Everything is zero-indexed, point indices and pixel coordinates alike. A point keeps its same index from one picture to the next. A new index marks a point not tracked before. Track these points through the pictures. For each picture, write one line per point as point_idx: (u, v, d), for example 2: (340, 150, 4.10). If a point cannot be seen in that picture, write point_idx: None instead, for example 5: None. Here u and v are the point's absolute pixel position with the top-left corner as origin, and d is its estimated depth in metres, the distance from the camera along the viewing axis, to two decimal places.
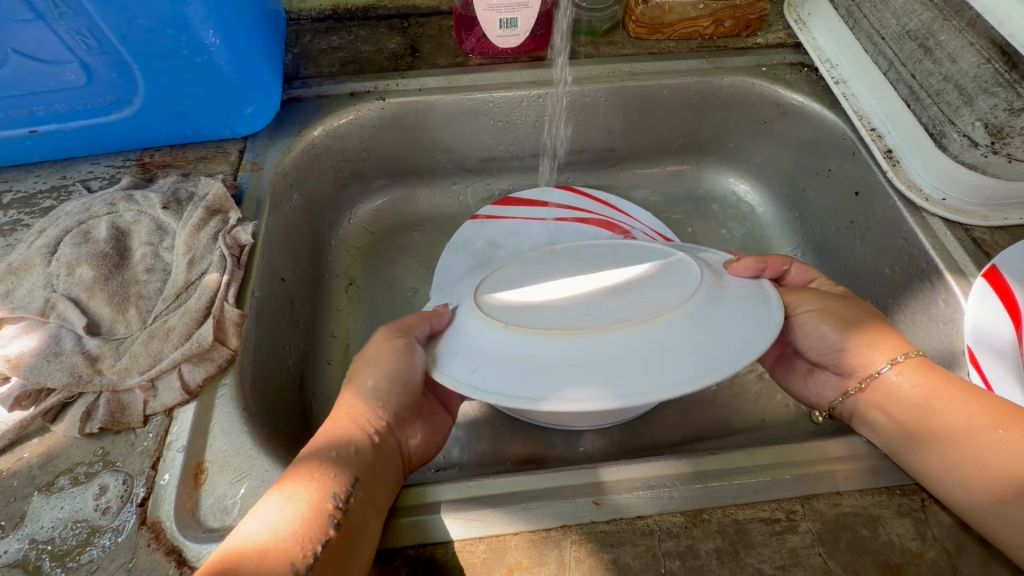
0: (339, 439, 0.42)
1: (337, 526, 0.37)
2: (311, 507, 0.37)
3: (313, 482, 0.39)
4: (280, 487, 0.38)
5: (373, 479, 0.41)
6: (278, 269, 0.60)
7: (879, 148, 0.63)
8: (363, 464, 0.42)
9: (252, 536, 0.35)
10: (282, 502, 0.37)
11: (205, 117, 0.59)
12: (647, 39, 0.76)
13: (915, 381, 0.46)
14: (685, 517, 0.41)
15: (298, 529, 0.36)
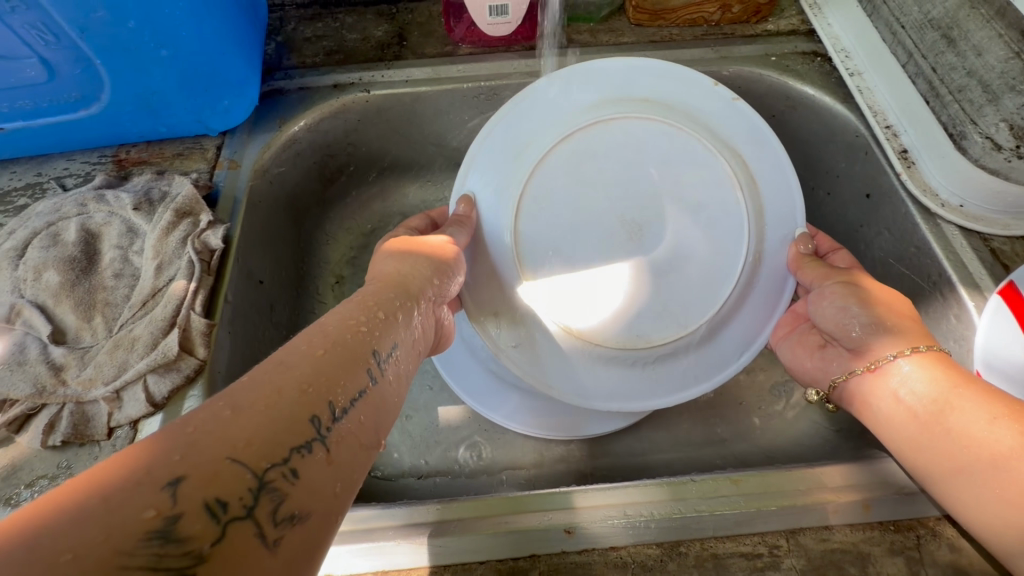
0: (369, 303, 0.40)
1: (373, 380, 0.34)
2: (353, 358, 0.33)
3: (348, 334, 0.35)
4: (315, 332, 0.34)
5: (406, 348, 0.40)
6: (255, 272, 0.59)
7: (893, 147, 0.59)
8: (397, 330, 0.39)
9: (289, 362, 0.30)
10: (320, 344, 0.33)
11: (177, 113, 0.57)
12: (649, 26, 0.71)
13: (931, 373, 0.39)
14: (661, 549, 0.39)
15: (336, 368, 0.32)
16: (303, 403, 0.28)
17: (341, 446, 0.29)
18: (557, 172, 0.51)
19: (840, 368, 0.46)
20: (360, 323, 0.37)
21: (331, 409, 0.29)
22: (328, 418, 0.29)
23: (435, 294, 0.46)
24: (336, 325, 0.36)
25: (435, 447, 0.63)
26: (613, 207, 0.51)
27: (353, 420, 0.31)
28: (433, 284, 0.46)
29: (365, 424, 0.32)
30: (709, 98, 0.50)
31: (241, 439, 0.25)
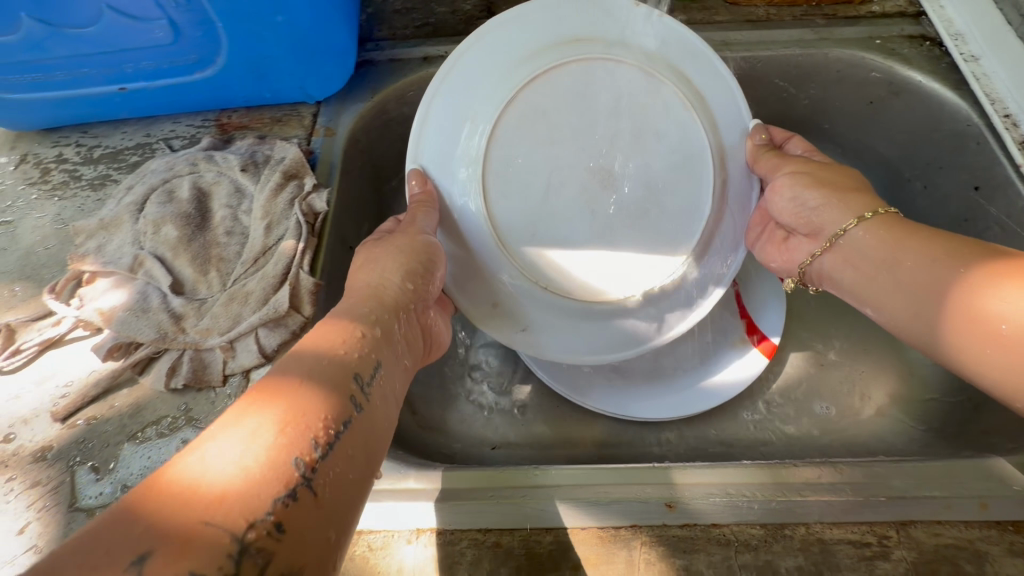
0: (346, 323, 0.38)
1: (358, 410, 0.33)
2: (335, 388, 0.32)
3: (326, 361, 0.34)
4: (292, 360, 0.33)
5: (391, 363, 0.39)
6: (346, 237, 0.60)
7: (1013, 138, 0.56)
8: (381, 349, 0.38)
9: (264, 401, 0.29)
10: (298, 376, 0.32)
11: (282, 78, 0.59)
12: (745, 5, 0.69)
13: (880, 237, 0.40)
14: (765, 530, 0.39)
15: (320, 399, 0.31)
16: (281, 443, 0.27)
17: (331, 489, 0.28)
18: (510, 138, 0.46)
19: (805, 253, 0.46)
20: (339, 345, 0.36)
21: (314, 451, 0.28)
22: (311, 457, 0.28)
23: (416, 297, 0.44)
24: (309, 353, 0.34)
25: (508, 419, 0.64)
26: (580, 161, 0.47)
27: (338, 457, 0.30)
28: (407, 290, 0.43)
29: (353, 460, 0.31)
30: (636, 23, 0.46)
31: (213, 497, 0.24)
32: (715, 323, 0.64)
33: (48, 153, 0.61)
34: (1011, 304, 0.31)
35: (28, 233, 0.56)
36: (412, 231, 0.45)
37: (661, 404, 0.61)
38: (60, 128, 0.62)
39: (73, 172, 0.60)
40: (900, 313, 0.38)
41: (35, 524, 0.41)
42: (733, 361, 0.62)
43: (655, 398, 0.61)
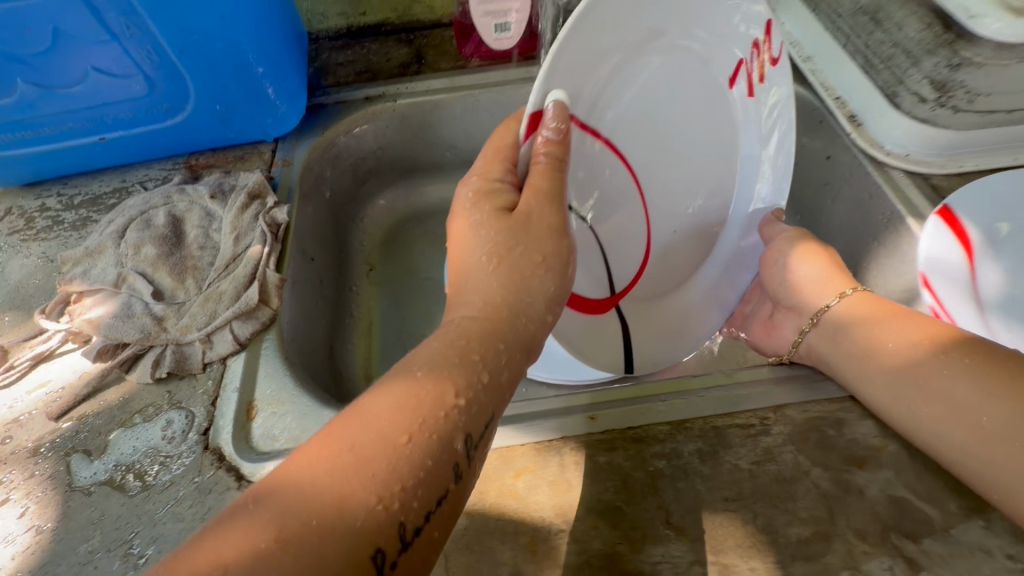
0: (472, 356, 0.37)
1: (456, 480, 0.33)
2: (438, 458, 0.33)
3: (439, 414, 0.34)
4: (406, 407, 0.33)
5: (499, 410, 0.37)
6: (307, 250, 0.69)
7: (843, 114, 0.69)
8: (492, 399, 0.37)
9: (364, 465, 0.30)
10: (402, 433, 0.32)
11: (244, 120, 0.69)
12: None
13: (858, 309, 0.52)
14: (671, 426, 0.47)
15: (418, 475, 0.32)
16: (356, 543, 0.29)
17: (403, 573, 0.30)
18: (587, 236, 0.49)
19: (792, 329, 0.58)
20: (424, 377, 0.35)
21: (400, 539, 0.30)
22: (404, 542, 0.30)
23: (535, 317, 0.41)
24: (422, 400, 0.34)
25: None
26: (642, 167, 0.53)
27: (420, 543, 0.31)
28: (542, 316, 0.41)
29: (437, 539, 0.33)
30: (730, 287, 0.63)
31: None
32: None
33: (31, 205, 0.68)
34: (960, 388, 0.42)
35: (16, 270, 0.62)
36: (540, 220, 0.42)
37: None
38: (41, 182, 0.70)
39: (56, 218, 0.67)
40: (878, 396, 0.45)
41: (36, 506, 0.46)
42: None
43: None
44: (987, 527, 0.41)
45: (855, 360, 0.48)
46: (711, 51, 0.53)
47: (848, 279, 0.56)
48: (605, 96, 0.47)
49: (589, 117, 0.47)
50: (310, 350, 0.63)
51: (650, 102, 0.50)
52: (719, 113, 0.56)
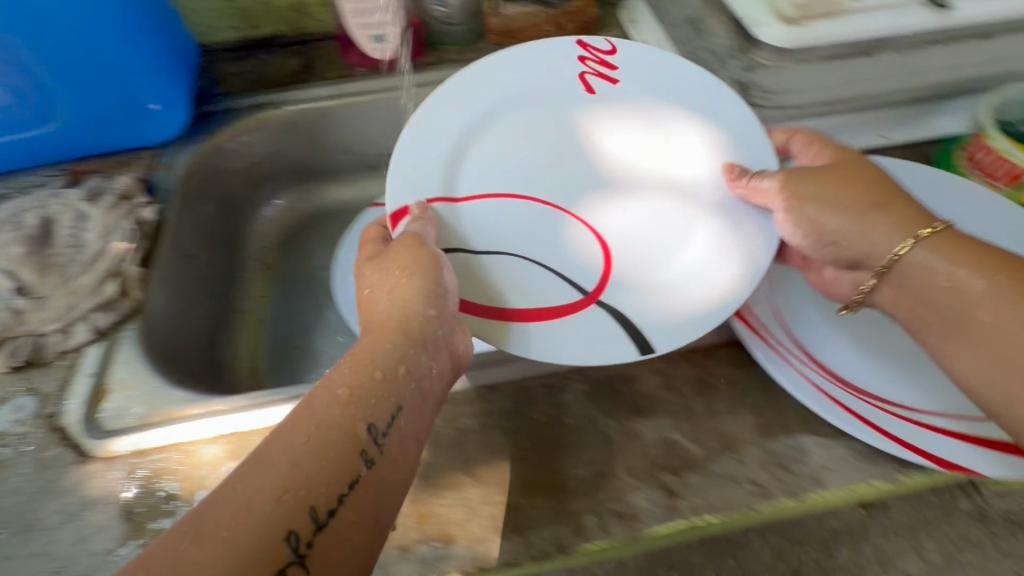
0: (366, 360, 0.42)
1: (367, 465, 0.37)
2: (341, 448, 0.37)
3: (336, 412, 0.38)
4: (315, 419, 0.38)
5: (410, 408, 0.42)
6: (186, 247, 0.72)
7: None
8: (392, 392, 0.41)
9: (273, 460, 0.35)
10: (304, 433, 0.37)
11: (119, 128, 0.73)
12: (505, 44, 0.90)
13: (942, 256, 0.45)
14: (484, 389, 0.52)
15: (321, 470, 0.36)
16: (272, 527, 0.33)
17: (322, 560, 0.34)
18: (491, 270, 0.53)
19: (852, 285, 0.51)
20: (345, 395, 0.40)
21: (317, 520, 0.34)
22: (317, 526, 0.34)
23: (438, 322, 0.46)
24: (323, 409, 0.38)
25: None
26: (553, 198, 0.57)
27: (338, 527, 0.35)
28: (428, 315, 0.46)
29: (358, 524, 0.36)
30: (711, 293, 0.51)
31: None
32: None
33: None
34: None
35: None
36: (412, 245, 0.49)
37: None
38: None
39: None
40: (961, 365, 0.44)
41: None
42: None
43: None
44: (738, 460, 0.47)
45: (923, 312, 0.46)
46: (551, 90, 0.59)
47: (922, 217, 0.46)
48: (462, 172, 0.56)
49: (449, 189, 0.55)
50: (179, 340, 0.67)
51: (522, 145, 0.58)
52: (587, 120, 0.59)
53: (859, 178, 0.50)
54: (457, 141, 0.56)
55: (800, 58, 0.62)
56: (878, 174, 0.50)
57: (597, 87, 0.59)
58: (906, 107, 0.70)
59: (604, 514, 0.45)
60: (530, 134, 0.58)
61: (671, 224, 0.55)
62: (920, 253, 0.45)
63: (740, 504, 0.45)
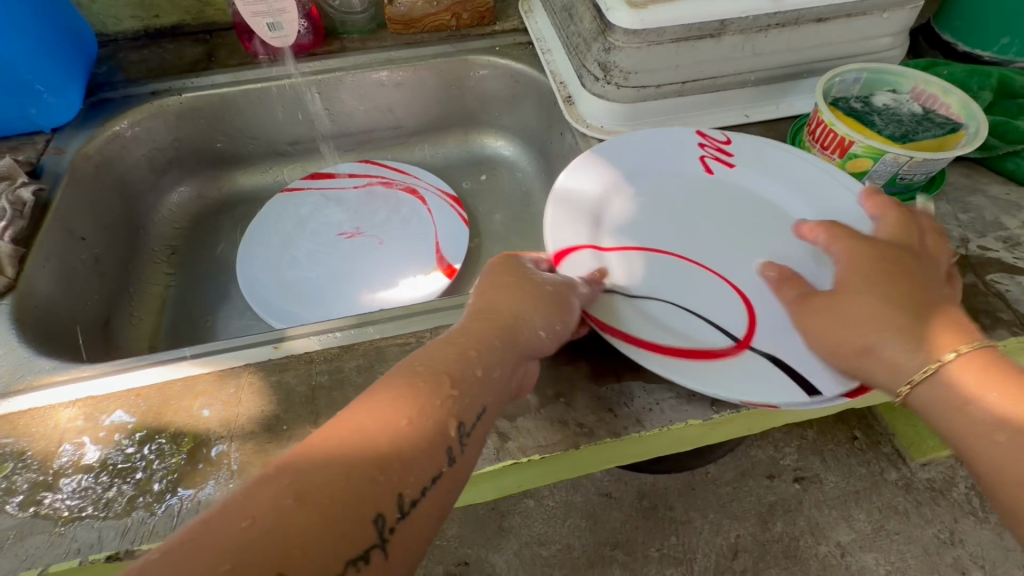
0: (472, 357, 0.45)
1: (449, 460, 0.40)
2: (435, 440, 0.40)
3: (437, 403, 0.41)
4: (412, 404, 0.40)
5: (492, 408, 0.45)
6: (76, 229, 0.73)
7: (562, 95, 0.82)
8: (484, 391, 0.44)
9: (373, 440, 0.37)
10: (398, 419, 0.39)
11: (3, 111, 0.73)
12: (406, 33, 0.93)
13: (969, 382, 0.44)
14: (341, 348, 0.55)
15: (416, 454, 0.39)
16: (360, 508, 0.35)
17: (395, 546, 0.36)
18: (677, 319, 0.53)
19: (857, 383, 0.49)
20: (450, 387, 0.43)
21: (393, 512, 0.36)
22: (392, 519, 0.36)
23: (544, 340, 0.49)
24: (422, 391, 0.42)
25: None
26: (719, 258, 0.58)
27: (413, 519, 0.37)
28: (539, 337, 0.49)
29: (427, 515, 0.38)
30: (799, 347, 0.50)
31: (297, 550, 0.31)
32: (417, 258, 0.88)
33: None
34: None
35: None
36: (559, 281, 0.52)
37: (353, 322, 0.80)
38: None
39: None
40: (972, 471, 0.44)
41: None
42: (424, 279, 0.86)
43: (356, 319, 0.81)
44: (568, 404, 0.51)
45: (927, 417, 0.47)
46: (688, 152, 0.66)
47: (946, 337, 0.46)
48: (611, 231, 0.60)
49: (598, 243, 0.59)
50: (66, 317, 0.68)
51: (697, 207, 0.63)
52: (734, 186, 0.64)
53: (881, 276, 0.49)
54: (604, 204, 0.61)
55: (650, 40, 0.67)
56: (869, 292, 0.48)
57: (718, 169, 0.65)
58: (758, 87, 0.76)
59: None
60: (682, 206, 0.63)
61: (808, 279, 0.56)
62: (946, 374, 0.45)
63: (566, 443, 0.49)
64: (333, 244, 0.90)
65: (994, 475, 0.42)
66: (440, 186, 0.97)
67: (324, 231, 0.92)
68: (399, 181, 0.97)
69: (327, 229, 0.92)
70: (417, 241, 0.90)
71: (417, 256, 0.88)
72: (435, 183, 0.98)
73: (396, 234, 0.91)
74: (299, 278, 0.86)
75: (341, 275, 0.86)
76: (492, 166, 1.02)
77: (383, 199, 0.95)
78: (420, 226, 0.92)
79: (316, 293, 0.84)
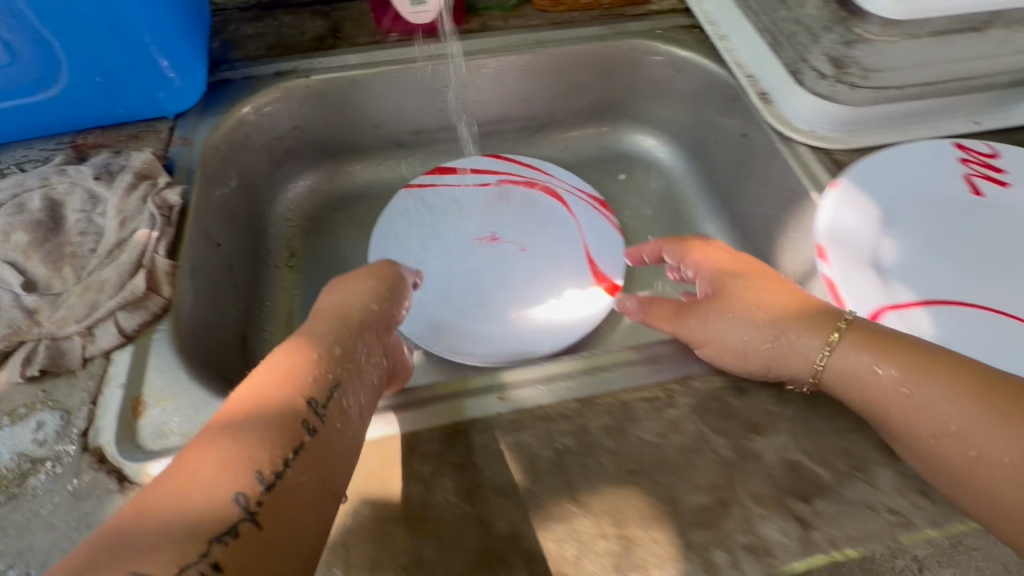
0: (308, 344, 0.45)
1: (306, 434, 0.39)
2: (274, 424, 0.39)
3: (274, 394, 0.40)
4: (243, 394, 0.40)
5: (351, 386, 0.44)
6: (213, 235, 0.64)
7: (754, 92, 0.70)
8: (341, 372, 0.44)
9: (221, 436, 0.37)
10: (245, 412, 0.39)
11: (130, 94, 0.63)
12: (553, 11, 0.82)
13: (884, 365, 0.41)
14: (579, 403, 0.47)
15: (269, 433, 0.38)
16: (222, 484, 0.35)
17: (275, 517, 0.36)
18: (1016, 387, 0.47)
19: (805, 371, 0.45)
20: (285, 376, 0.42)
21: (257, 484, 0.36)
22: (255, 491, 0.36)
23: (378, 320, 0.52)
24: (262, 378, 0.42)
25: None
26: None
27: (289, 486, 0.37)
28: (372, 309, 0.52)
29: (308, 481, 0.38)
30: None
31: (146, 546, 0.32)
32: (570, 272, 0.78)
33: None
34: (977, 451, 0.36)
35: None
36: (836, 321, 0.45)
37: (514, 347, 0.72)
38: None
39: None
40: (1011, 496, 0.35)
41: None
42: (580, 296, 0.76)
43: (515, 342, 0.73)
44: (870, 484, 0.43)
45: (863, 413, 0.43)
46: (943, 173, 0.60)
47: (825, 319, 0.44)
48: (897, 278, 0.54)
49: (892, 295, 0.52)
50: (216, 340, 0.60)
51: (970, 242, 0.56)
52: (1006, 215, 0.57)
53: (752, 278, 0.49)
54: (877, 246, 0.55)
55: None
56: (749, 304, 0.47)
57: (989, 192, 0.58)
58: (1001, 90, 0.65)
59: (735, 550, 0.40)
60: (951, 237, 0.57)
61: None
62: (839, 360, 0.43)
63: (879, 535, 0.41)
64: (472, 254, 0.80)
65: (965, 468, 0.37)
66: (582, 187, 0.86)
67: (459, 237, 0.81)
68: (538, 181, 0.86)
69: (463, 236, 0.82)
70: (565, 249, 0.81)
71: (570, 269, 0.79)
72: (576, 183, 0.87)
73: (541, 243, 0.81)
74: (442, 293, 0.77)
75: (489, 292, 0.77)
76: (632, 164, 0.91)
77: (521, 200, 0.85)
78: (566, 234, 0.82)
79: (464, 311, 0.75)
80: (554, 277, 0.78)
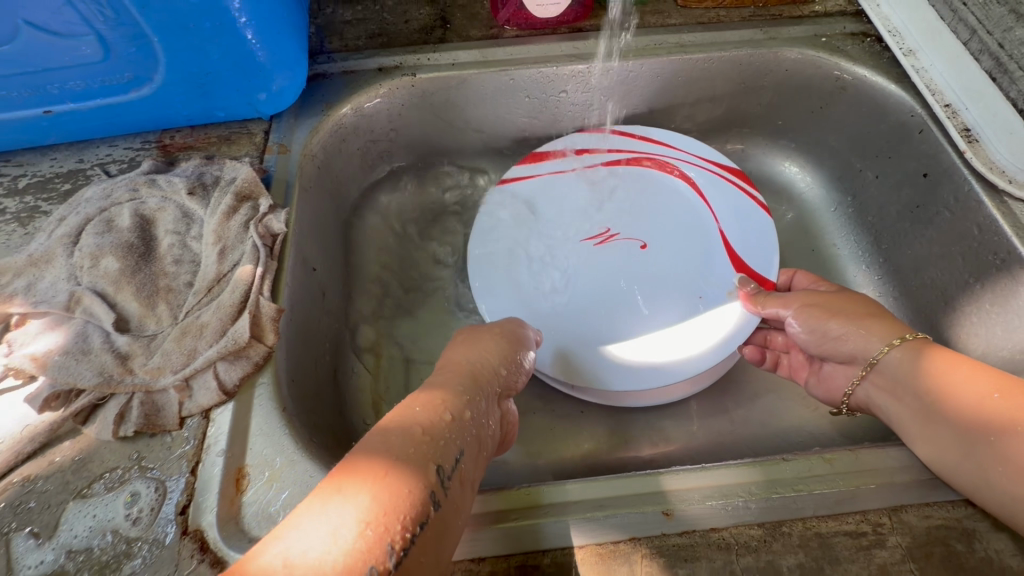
0: (439, 400, 0.39)
1: (436, 507, 0.32)
2: (414, 484, 0.32)
3: (410, 449, 0.34)
4: (381, 437, 0.34)
5: (472, 448, 0.38)
6: (310, 259, 0.57)
7: (955, 126, 0.59)
8: (467, 432, 0.38)
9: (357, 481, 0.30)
10: (383, 464, 0.32)
11: (229, 95, 0.56)
12: (696, 8, 0.71)
13: (923, 362, 0.43)
14: (764, 530, 0.38)
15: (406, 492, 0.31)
16: (358, 551, 0.27)
17: None
18: None
19: (846, 380, 0.50)
20: (420, 432, 0.35)
21: (388, 559, 0.28)
22: (385, 566, 0.28)
23: (497, 379, 0.46)
24: (395, 424, 0.36)
25: None
26: None
27: (413, 561, 0.30)
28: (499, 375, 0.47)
29: (428, 555, 0.31)
30: None
31: None
32: (706, 276, 0.63)
33: None
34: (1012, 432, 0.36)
35: None
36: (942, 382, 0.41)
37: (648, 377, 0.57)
38: None
39: None
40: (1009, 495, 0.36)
41: None
42: (723, 309, 0.61)
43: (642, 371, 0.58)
44: None
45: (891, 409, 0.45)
46: None
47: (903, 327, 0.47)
48: None
49: None
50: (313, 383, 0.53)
51: None
52: None
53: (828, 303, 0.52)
54: None
55: None
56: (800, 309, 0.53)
57: None
58: None
59: None
60: None
61: None
62: (892, 356, 0.46)
63: None
64: (587, 257, 0.66)
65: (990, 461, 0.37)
66: (709, 156, 0.70)
67: (567, 237, 0.67)
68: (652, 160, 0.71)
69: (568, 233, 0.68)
70: (698, 247, 0.65)
71: (710, 271, 0.63)
72: (701, 153, 0.71)
73: (664, 238, 0.67)
74: (566, 309, 0.62)
75: (621, 305, 0.62)
76: (762, 188, 0.78)
77: (638, 187, 0.70)
78: (694, 229, 0.67)
79: (575, 320, 0.62)
80: (688, 284, 0.63)
